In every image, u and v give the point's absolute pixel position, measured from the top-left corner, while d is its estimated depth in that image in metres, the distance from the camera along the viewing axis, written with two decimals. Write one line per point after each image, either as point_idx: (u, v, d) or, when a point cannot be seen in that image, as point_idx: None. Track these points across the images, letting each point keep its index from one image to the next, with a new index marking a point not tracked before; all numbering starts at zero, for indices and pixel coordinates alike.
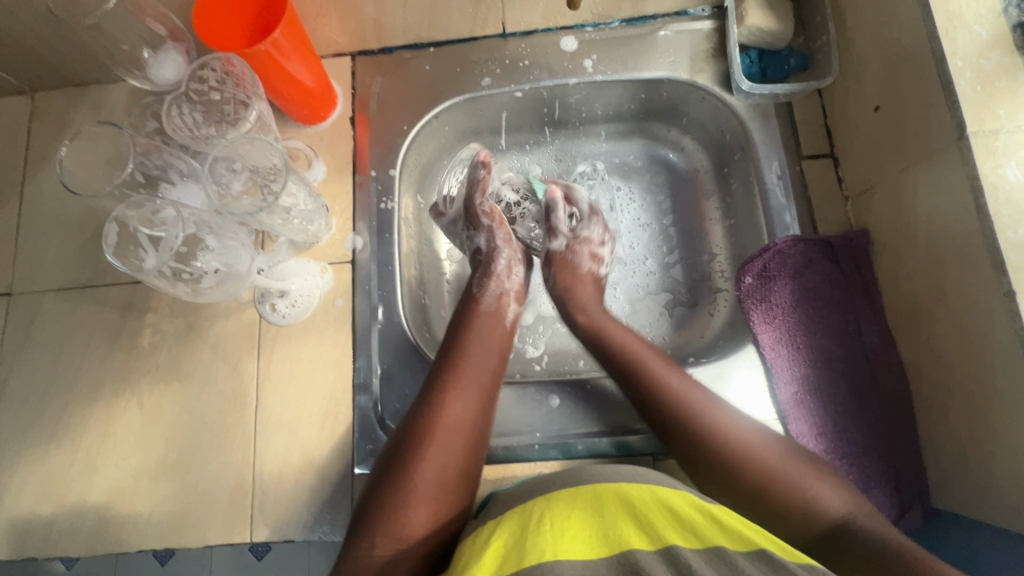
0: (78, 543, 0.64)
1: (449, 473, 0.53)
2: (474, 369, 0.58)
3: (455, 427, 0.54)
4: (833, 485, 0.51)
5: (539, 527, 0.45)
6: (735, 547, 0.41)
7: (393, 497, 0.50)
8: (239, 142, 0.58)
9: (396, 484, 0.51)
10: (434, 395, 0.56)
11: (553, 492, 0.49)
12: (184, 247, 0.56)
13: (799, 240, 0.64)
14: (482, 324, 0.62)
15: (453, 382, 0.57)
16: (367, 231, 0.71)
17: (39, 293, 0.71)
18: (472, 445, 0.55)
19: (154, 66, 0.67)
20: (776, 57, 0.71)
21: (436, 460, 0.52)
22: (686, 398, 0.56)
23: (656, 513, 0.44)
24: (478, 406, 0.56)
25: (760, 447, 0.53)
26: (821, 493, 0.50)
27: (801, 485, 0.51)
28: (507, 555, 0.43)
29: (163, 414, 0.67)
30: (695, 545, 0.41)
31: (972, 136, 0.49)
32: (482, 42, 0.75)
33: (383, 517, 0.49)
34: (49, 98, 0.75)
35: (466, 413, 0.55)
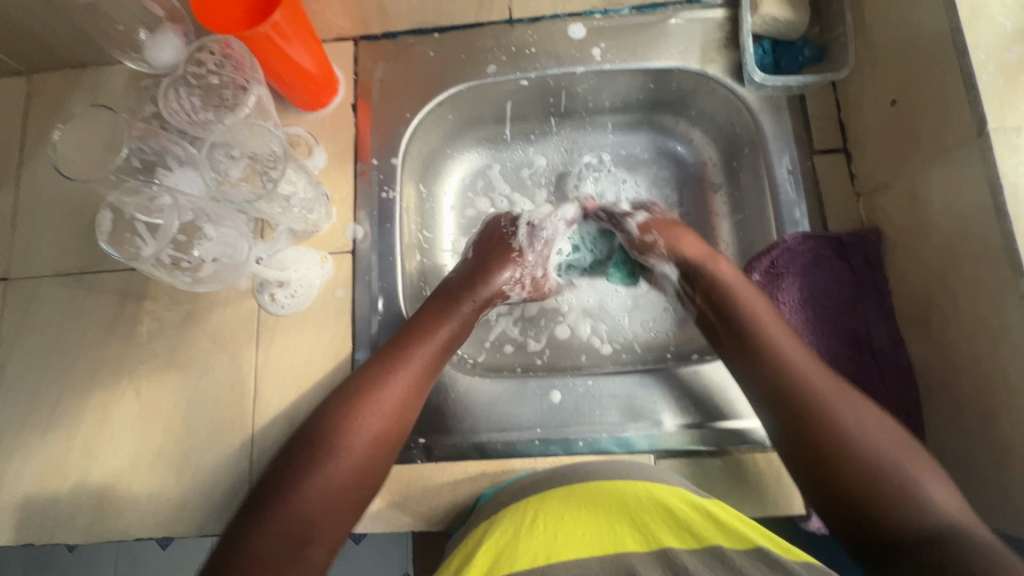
0: (75, 531, 0.63)
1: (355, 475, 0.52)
2: (405, 378, 0.57)
3: (371, 435, 0.54)
4: (935, 477, 0.46)
5: (533, 527, 0.45)
6: (731, 545, 0.42)
7: (298, 481, 0.50)
8: (239, 129, 0.58)
9: (301, 487, 0.50)
10: (353, 401, 0.55)
11: (549, 489, 0.48)
12: (183, 235, 0.55)
13: (808, 237, 0.63)
14: (431, 326, 0.61)
15: (376, 395, 0.55)
16: (368, 221, 0.69)
17: (35, 279, 0.70)
18: (387, 443, 0.55)
19: (152, 48, 0.65)
20: (790, 47, 0.69)
21: (344, 464, 0.52)
22: (813, 374, 0.52)
23: (651, 512, 0.45)
24: (407, 401, 0.57)
25: (874, 432, 0.49)
26: (931, 496, 0.45)
27: (913, 481, 0.46)
28: (501, 554, 0.43)
29: (162, 403, 0.66)
30: (691, 545, 0.43)
31: (992, 132, 0.48)
32: (487, 28, 0.74)
33: (285, 504, 0.49)
34: (45, 79, 0.73)
35: (392, 407, 0.56)
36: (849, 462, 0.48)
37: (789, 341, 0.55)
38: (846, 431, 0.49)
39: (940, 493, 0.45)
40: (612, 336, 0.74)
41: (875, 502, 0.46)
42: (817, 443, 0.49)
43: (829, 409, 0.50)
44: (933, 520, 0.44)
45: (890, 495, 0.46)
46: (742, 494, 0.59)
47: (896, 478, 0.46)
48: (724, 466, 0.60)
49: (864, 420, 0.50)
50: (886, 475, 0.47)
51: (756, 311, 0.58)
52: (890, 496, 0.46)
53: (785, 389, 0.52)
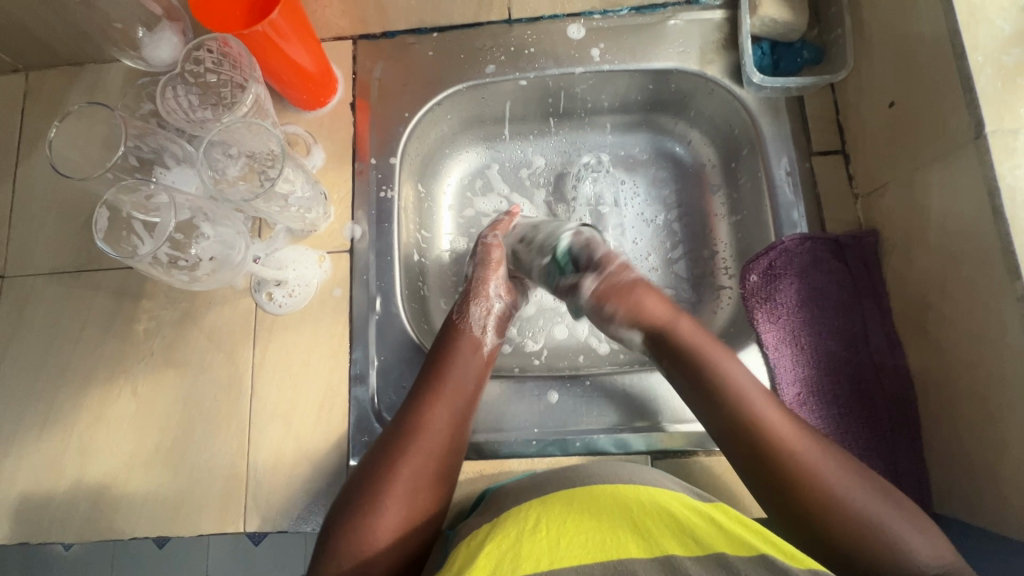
0: (70, 529, 0.63)
1: (412, 515, 0.51)
2: (449, 411, 0.56)
3: (420, 473, 0.52)
4: (922, 531, 0.45)
5: (535, 532, 0.44)
6: (736, 553, 0.40)
7: (357, 514, 0.50)
8: (235, 126, 0.56)
9: (358, 537, 0.49)
10: (400, 441, 0.54)
11: (549, 494, 0.49)
12: (180, 233, 0.54)
13: (806, 238, 0.63)
14: (464, 357, 0.60)
15: (421, 432, 0.54)
16: (366, 220, 0.69)
17: (32, 277, 0.70)
18: (443, 471, 0.54)
19: (149, 46, 0.65)
20: (789, 48, 0.69)
21: (397, 507, 0.50)
22: (790, 433, 0.50)
23: (653, 518, 0.44)
24: (454, 427, 0.56)
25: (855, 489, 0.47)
26: (919, 553, 0.44)
27: (900, 536, 0.45)
28: (501, 558, 0.42)
29: (158, 402, 0.66)
30: (695, 553, 0.41)
31: (990, 134, 0.48)
32: (487, 28, 0.74)
33: (345, 539, 0.49)
34: (43, 77, 0.73)
35: (439, 437, 0.55)
36: (836, 524, 0.46)
37: (760, 395, 0.53)
38: (829, 489, 0.47)
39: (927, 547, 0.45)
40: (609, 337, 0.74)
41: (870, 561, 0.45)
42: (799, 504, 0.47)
43: (802, 471, 0.48)
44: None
45: (881, 551, 0.45)
46: (739, 495, 0.59)
47: (887, 539, 0.45)
48: (721, 467, 0.60)
49: (844, 478, 0.48)
50: (874, 537, 0.45)
51: (722, 366, 0.55)
52: (878, 553, 0.45)
53: (762, 451, 0.50)
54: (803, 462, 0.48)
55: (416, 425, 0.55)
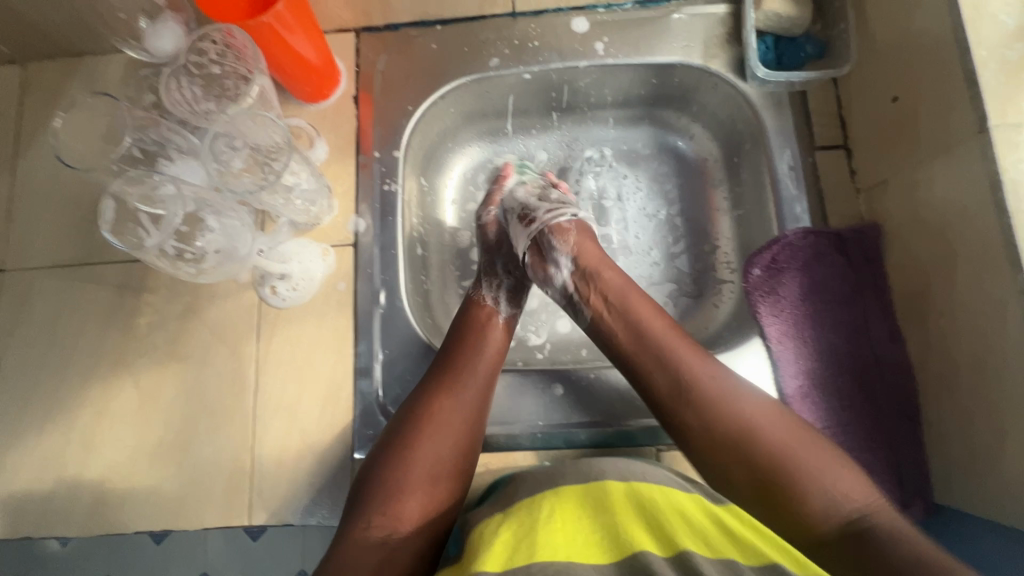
0: (74, 523, 0.63)
1: (445, 470, 0.53)
2: (478, 376, 0.57)
3: (450, 427, 0.54)
4: (839, 463, 0.46)
5: (550, 525, 0.45)
6: (746, 561, 0.42)
7: (387, 482, 0.51)
8: (242, 118, 0.57)
9: (399, 489, 0.51)
10: (428, 396, 0.55)
11: (563, 485, 0.49)
12: (185, 226, 0.54)
13: (809, 232, 0.64)
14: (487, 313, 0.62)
15: (449, 386, 0.56)
16: (370, 214, 0.69)
17: (32, 270, 0.69)
18: (470, 440, 0.55)
19: (151, 37, 0.64)
20: (792, 43, 0.69)
21: (425, 474, 0.52)
22: (698, 370, 0.51)
23: (668, 514, 0.46)
24: (481, 396, 0.57)
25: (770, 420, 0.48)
26: (833, 483, 0.45)
27: (809, 467, 0.45)
28: (518, 547, 0.43)
29: (161, 396, 0.66)
30: (707, 553, 0.43)
31: (993, 129, 0.48)
32: (490, 21, 0.73)
33: (376, 506, 0.50)
34: (41, 68, 0.72)
35: (466, 407, 0.55)
36: (743, 442, 0.47)
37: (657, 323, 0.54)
38: (740, 418, 0.48)
39: (843, 477, 0.45)
40: None
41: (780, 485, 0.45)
42: (715, 437, 0.48)
43: (707, 398, 0.49)
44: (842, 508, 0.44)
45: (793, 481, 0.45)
46: None
47: (797, 465, 0.46)
48: None
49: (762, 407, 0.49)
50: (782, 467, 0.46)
51: (671, 340, 0.53)
52: (787, 481, 0.45)
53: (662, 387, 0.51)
54: (715, 389, 0.50)
55: (443, 379, 0.56)
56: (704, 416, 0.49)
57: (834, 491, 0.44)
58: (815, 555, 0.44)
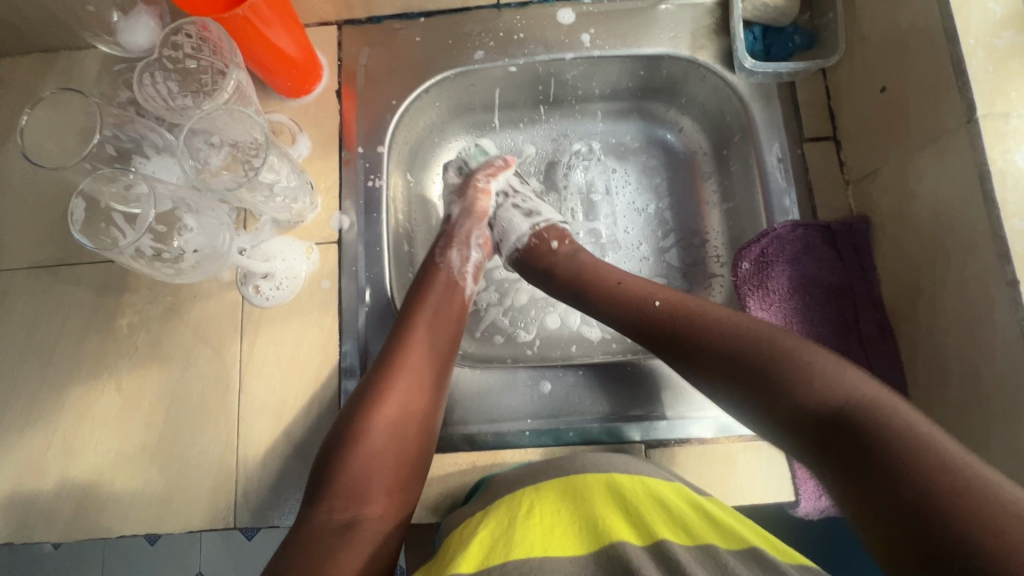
0: (56, 528, 0.62)
1: (403, 451, 0.52)
2: (424, 349, 0.56)
3: (405, 409, 0.53)
4: (836, 360, 0.46)
5: (528, 518, 0.45)
6: (726, 546, 0.42)
7: (343, 464, 0.50)
8: (217, 113, 0.55)
9: (358, 470, 0.50)
10: (383, 380, 0.54)
11: (543, 480, 0.49)
12: (162, 225, 0.52)
13: (798, 225, 0.63)
14: (440, 295, 0.61)
15: (405, 369, 0.55)
16: (354, 210, 0.68)
17: (9, 272, 0.68)
18: (426, 418, 0.55)
19: (125, 31, 0.62)
20: (780, 34, 0.68)
21: (384, 454, 0.51)
22: (697, 309, 0.52)
23: (647, 505, 0.45)
24: (434, 372, 0.56)
25: (760, 332, 0.49)
26: (829, 376, 0.44)
27: (807, 369, 0.45)
28: (495, 543, 0.43)
29: (143, 398, 0.65)
30: (686, 542, 0.42)
31: (982, 119, 0.48)
32: (475, 13, 0.72)
33: (336, 487, 0.49)
34: (14, 65, 0.71)
35: (418, 382, 0.55)
36: (752, 361, 0.47)
37: (643, 283, 0.57)
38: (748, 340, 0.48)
39: (840, 372, 0.45)
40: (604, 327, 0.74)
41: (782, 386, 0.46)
42: (718, 367, 0.49)
43: (707, 335, 0.50)
44: (837, 399, 0.43)
45: (788, 385, 0.45)
46: (730, 482, 0.60)
47: (798, 371, 0.45)
48: (713, 456, 0.61)
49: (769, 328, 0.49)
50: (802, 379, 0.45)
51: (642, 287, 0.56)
52: (787, 378, 0.45)
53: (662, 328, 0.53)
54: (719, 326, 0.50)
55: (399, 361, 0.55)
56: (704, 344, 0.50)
57: (833, 389, 0.44)
58: (831, 449, 0.43)
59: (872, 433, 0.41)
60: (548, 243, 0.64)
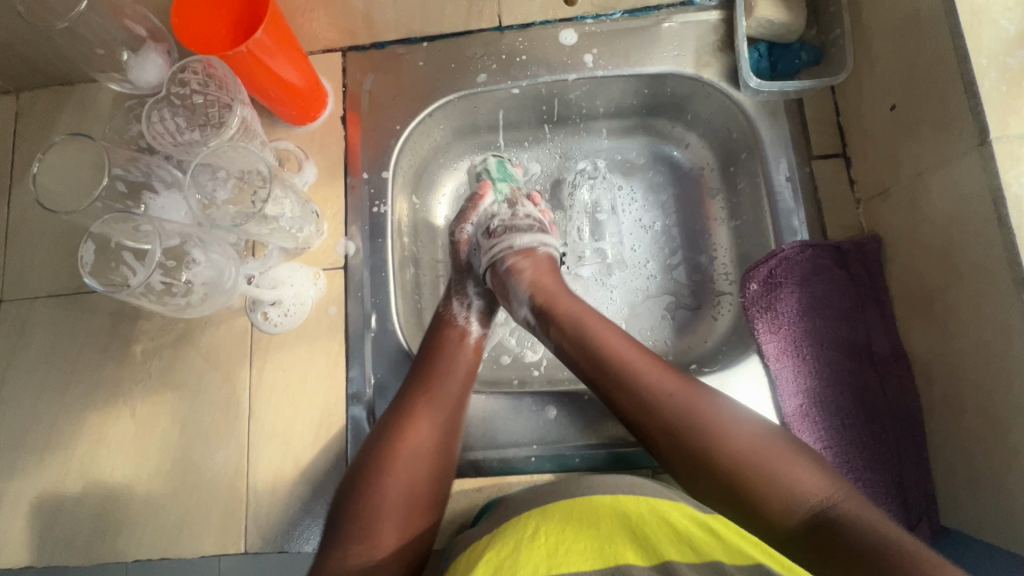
0: (74, 553, 0.64)
1: (416, 496, 0.53)
2: (442, 399, 0.57)
3: (419, 456, 0.54)
4: (802, 458, 0.48)
5: (532, 539, 0.44)
6: (732, 561, 0.41)
7: (359, 511, 0.51)
8: (222, 148, 0.56)
9: (370, 516, 0.51)
10: (396, 428, 0.55)
11: (547, 506, 0.49)
12: (172, 259, 0.53)
13: (807, 246, 0.62)
14: (454, 343, 0.62)
15: (418, 416, 0.56)
16: (359, 236, 0.69)
17: (28, 301, 0.70)
18: (439, 469, 0.55)
19: (135, 68, 0.64)
20: (786, 50, 0.67)
21: (396, 507, 0.52)
22: (682, 397, 0.51)
23: (651, 523, 0.44)
24: (449, 421, 0.57)
25: (734, 427, 0.50)
26: (799, 478, 0.47)
27: (779, 472, 0.47)
28: (502, 564, 0.42)
29: (156, 424, 0.66)
30: (692, 560, 0.42)
31: (995, 141, 0.46)
32: (477, 36, 0.72)
33: (351, 529, 0.50)
34: (33, 99, 0.73)
35: (433, 431, 0.56)
36: (722, 463, 0.48)
37: (644, 361, 0.54)
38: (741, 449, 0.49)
39: (807, 474, 0.47)
40: None
41: (754, 488, 0.47)
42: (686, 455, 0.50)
43: (687, 414, 0.51)
44: (806, 503, 0.46)
45: (765, 481, 0.47)
46: None
47: (772, 471, 0.47)
48: None
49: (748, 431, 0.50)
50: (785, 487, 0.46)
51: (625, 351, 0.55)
52: (761, 481, 0.47)
53: (663, 435, 0.51)
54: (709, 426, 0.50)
55: (411, 409, 0.56)
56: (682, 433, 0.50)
57: (800, 486, 0.46)
58: (798, 547, 0.45)
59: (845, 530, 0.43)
60: (545, 274, 0.63)
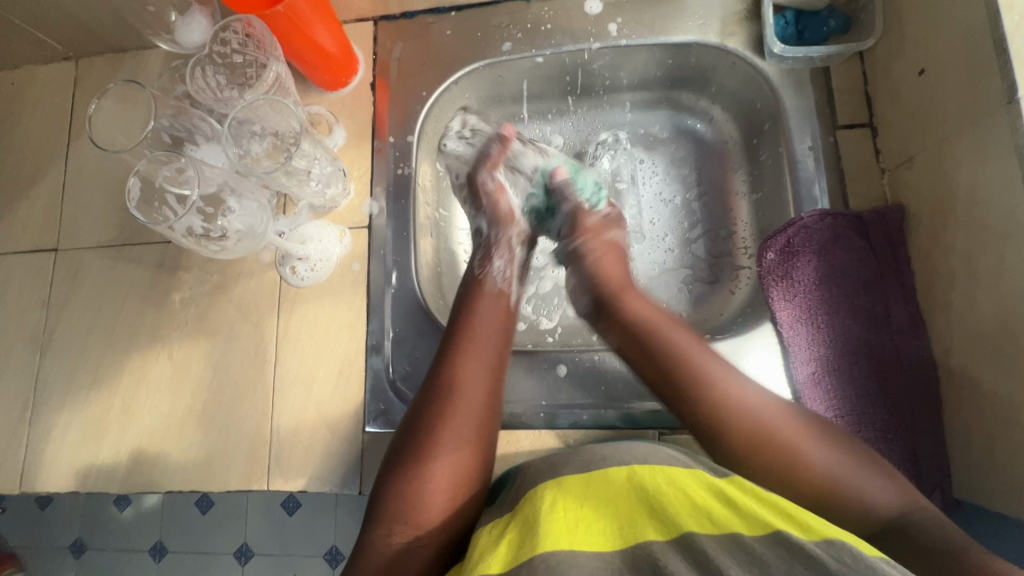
0: (115, 481, 0.69)
1: (462, 475, 0.51)
2: (479, 363, 0.55)
3: (465, 423, 0.52)
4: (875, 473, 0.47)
5: (550, 513, 0.44)
6: (751, 531, 0.40)
7: (404, 487, 0.49)
8: (259, 103, 0.59)
9: (412, 492, 0.49)
10: (437, 404, 0.53)
11: (562, 476, 0.49)
12: (209, 206, 0.57)
13: (826, 214, 0.61)
14: (487, 305, 0.59)
15: (460, 389, 0.53)
16: (384, 197, 0.71)
17: (82, 250, 0.75)
18: (484, 435, 0.53)
19: (181, 29, 0.68)
20: (814, 18, 0.66)
21: (442, 481, 0.49)
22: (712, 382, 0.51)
23: (668, 496, 0.44)
24: (490, 381, 0.55)
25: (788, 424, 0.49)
26: (872, 492, 0.46)
27: (854, 484, 0.46)
28: (520, 542, 0.42)
29: (191, 366, 0.71)
30: (712, 531, 0.41)
31: (1022, 100, 0.45)
32: (504, 6, 0.74)
33: (394, 508, 0.49)
34: (91, 63, 0.79)
35: (477, 394, 0.54)
36: (768, 448, 0.49)
37: (708, 356, 0.53)
38: (784, 445, 0.48)
39: (882, 486, 0.46)
40: None
41: (830, 502, 0.46)
42: (732, 442, 0.50)
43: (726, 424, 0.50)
44: (879, 514, 0.45)
45: (837, 493, 0.46)
46: None
47: (846, 488, 0.46)
48: None
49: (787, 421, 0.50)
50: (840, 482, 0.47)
51: (691, 356, 0.53)
52: (834, 489, 0.46)
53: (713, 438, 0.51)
54: (732, 406, 0.50)
55: (451, 382, 0.54)
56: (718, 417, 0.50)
57: (871, 504, 0.45)
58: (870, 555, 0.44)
59: (909, 541, 0.42)
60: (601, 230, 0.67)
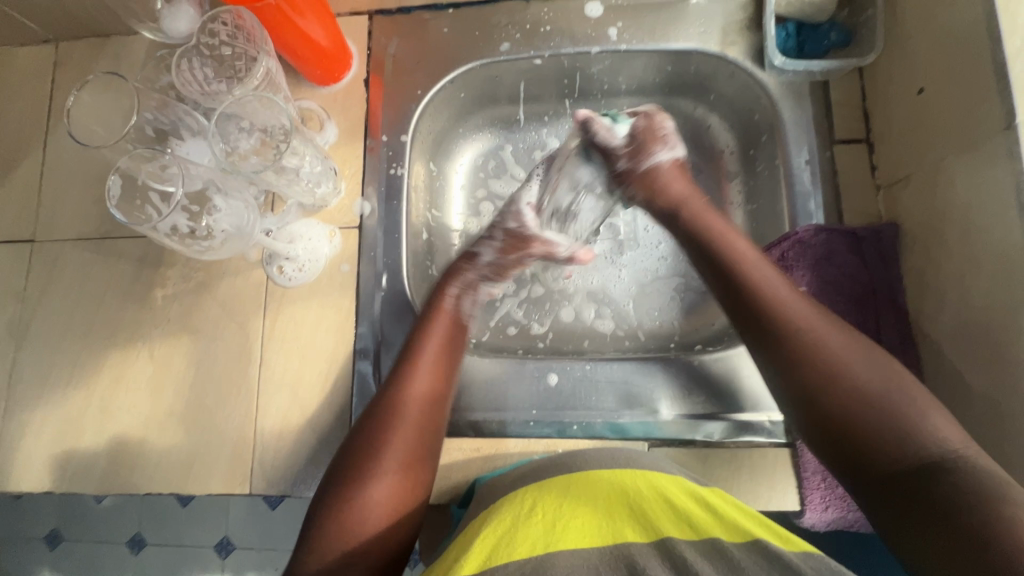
0: (91, 481, 0.67)
1: (403, 492, 0.52)
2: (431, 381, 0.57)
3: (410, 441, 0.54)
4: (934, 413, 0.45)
5: (531, 514, 0.44)
6: (731, 539, 0.41)
7: (341, 500, 0.50)
8: (248, 100, 0.57)
9: (349, 506, 0.49)
10: (386, 422, 0.54)
11: (545, 478, 0.48)
12: (193, 204, 0.55)
13: (821, 230, 0.61)
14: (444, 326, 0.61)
15: (408, 408, 0.55)
16: (376, 197, 0.70)
17: (60, 242, 0.73)
18: (426, 454, 0.54)
19: (167, 18, 0.66)
20: (815, 31, 0.66)
21: (382, 496, 0.50)
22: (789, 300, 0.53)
23: (650, 501, 0.44)
24: (438, 402, 0.57)
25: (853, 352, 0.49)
26: (930, 425, 0.44)
27: (909, 417, 0.45)
28: (497, 542, 0.41)
29: (172, 365, 0.69)
30: (690, 537, 0.42)
31: (1021, 125, 0.45)
32: (502, 5, 0.72)
33: (332, 520, 0.49)
34: (71, 48, 0.76)
35: (426, 411, 0.55)
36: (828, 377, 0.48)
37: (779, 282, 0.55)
38: (844, 363, 0.48)
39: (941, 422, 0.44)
40: (617, 323, 0.74)
41: (877, 435, 0.45)
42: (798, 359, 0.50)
43: (801, 337, 0.50)
44: (933, 446, 0.43)
45: (886, 423, 0.45)
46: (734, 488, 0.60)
47: (906, 421, 0.45)
48: (721, 456, 0.61)
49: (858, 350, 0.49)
50: (879, 410, 0.46)
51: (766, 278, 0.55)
52: (885, 423, 0.45)
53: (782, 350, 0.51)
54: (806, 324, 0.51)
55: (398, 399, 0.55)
56: (796, 329, 0.51)
57: (930, 434, 0.44)
58: (911, 496, 0.42)
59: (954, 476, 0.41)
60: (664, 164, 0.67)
